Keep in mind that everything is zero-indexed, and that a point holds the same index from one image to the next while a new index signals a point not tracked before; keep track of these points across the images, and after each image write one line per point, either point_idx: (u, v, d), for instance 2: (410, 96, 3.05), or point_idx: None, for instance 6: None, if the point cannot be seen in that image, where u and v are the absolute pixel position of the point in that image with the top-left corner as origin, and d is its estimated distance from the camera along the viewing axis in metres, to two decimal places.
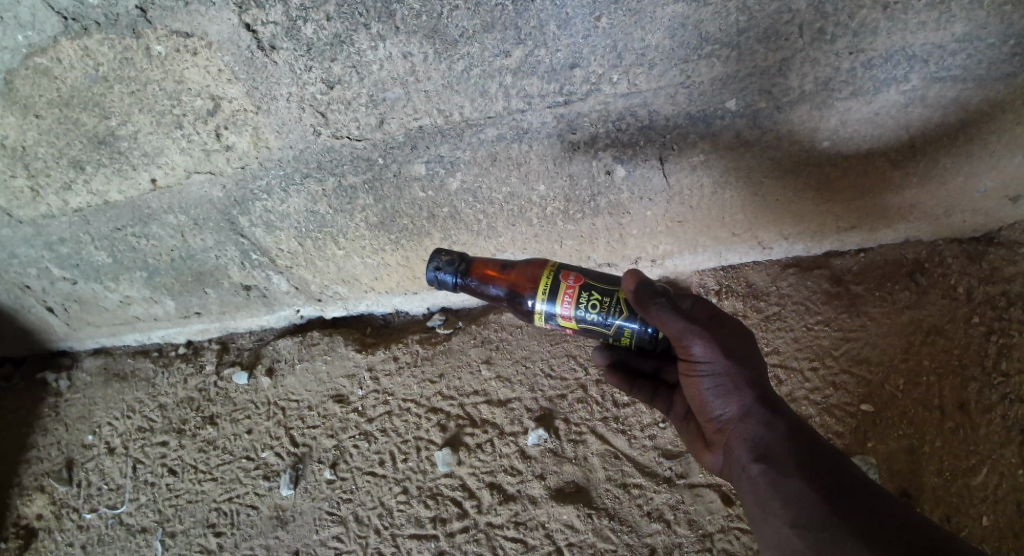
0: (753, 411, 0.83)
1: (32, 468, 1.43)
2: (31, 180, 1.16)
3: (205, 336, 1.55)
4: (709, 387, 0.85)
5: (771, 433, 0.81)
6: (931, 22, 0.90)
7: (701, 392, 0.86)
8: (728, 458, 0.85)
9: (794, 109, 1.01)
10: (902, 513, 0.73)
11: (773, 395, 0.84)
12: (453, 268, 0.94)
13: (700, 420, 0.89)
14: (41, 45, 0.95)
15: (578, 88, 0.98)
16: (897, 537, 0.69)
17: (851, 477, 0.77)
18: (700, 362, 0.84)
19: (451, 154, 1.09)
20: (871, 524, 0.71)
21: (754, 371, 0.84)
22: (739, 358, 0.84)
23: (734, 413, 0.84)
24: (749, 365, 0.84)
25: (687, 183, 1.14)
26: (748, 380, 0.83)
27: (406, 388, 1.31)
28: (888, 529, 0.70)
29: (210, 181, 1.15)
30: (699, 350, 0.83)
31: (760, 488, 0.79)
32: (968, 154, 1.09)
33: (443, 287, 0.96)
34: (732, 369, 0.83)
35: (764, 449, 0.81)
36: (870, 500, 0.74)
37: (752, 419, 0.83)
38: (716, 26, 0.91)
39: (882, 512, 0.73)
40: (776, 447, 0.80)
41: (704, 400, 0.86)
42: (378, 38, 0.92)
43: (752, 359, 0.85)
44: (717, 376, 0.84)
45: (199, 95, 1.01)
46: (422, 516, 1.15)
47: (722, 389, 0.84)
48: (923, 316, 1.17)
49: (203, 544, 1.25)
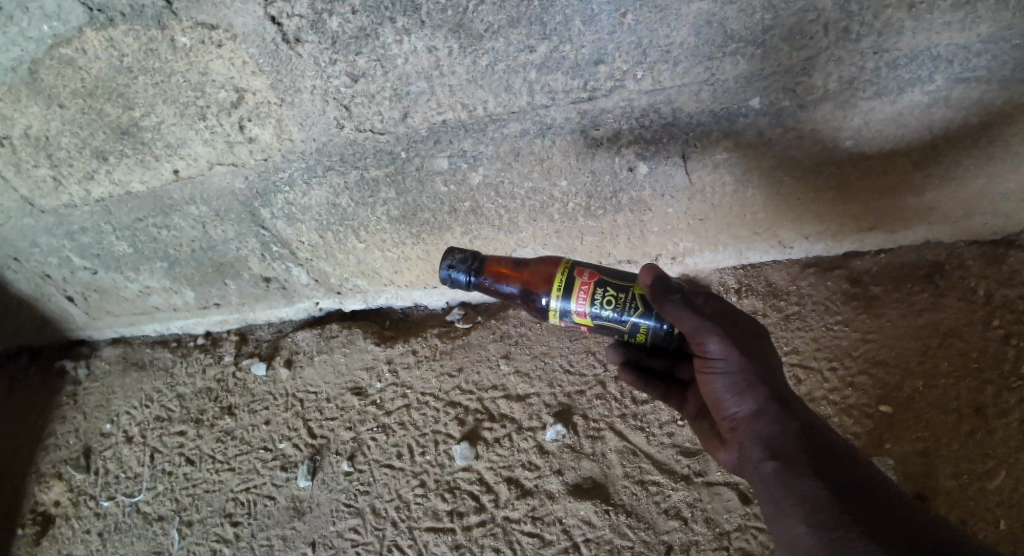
0: (767, 409, 0.81)
1: (50, 455, 1.45)
2: (53, 170, 1.17)
3: (223, 327, 1.56)
4: (723, 385, 0.82)
5: (785, 432, 0.80)
6: (956, 22, 0.90)
7: (714, 388, 0.84)
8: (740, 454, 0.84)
9: (817, 109, 1.01)
10: (910, 512, 0.73)
11: (787, 392, 0.83)
12: (467, 267, 0.94)
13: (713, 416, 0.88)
14: (66, 35, 0.96)
15: (602, 84, 0.98)
16: (907, 538, 0.70)
17: (860, 475, 0.77)
18: (714, 359, 0.82)
19: (474, 148, 1.09)
20: (881, 524, 0.71)
21: (768, 370, 0.82)
22: (754, 356, 0.81)
23: (748, 411, 0.82)
24: (763, 363, 0.82)
25: (709, 181, 1.14)
26: (763, 379, 0.81)
27: (424, 382, 1.32)
28: (897, 530, 0.71)
29: (232, 172, 1.16)
30: (714, 347, 0.81)
31: (773, 487, 0.79)
32: (989, 155, 1.08)
33: (458, 286, 0.96)
34: (747, 368, 0.81)
35: (776, 447, 0.80)
36: (878, 500, 0.75)
37: (766, 417, 0.81)
38: (741, 24, 0.90)
39: (890, 511, 0.73)
40: (788, 445, 0.79)
41: (717, 398, 0.84)
42: (403, 32, 0.92)
43: (767, 357, 0.83)
44: (732, 374, 0.82)
45: (223, 87, 1.01)
46: (440, 510, 1.16)
47: (736, 388, 0.82)
48: (941, 318, 1.16)
49: (219, 533, 1.25)
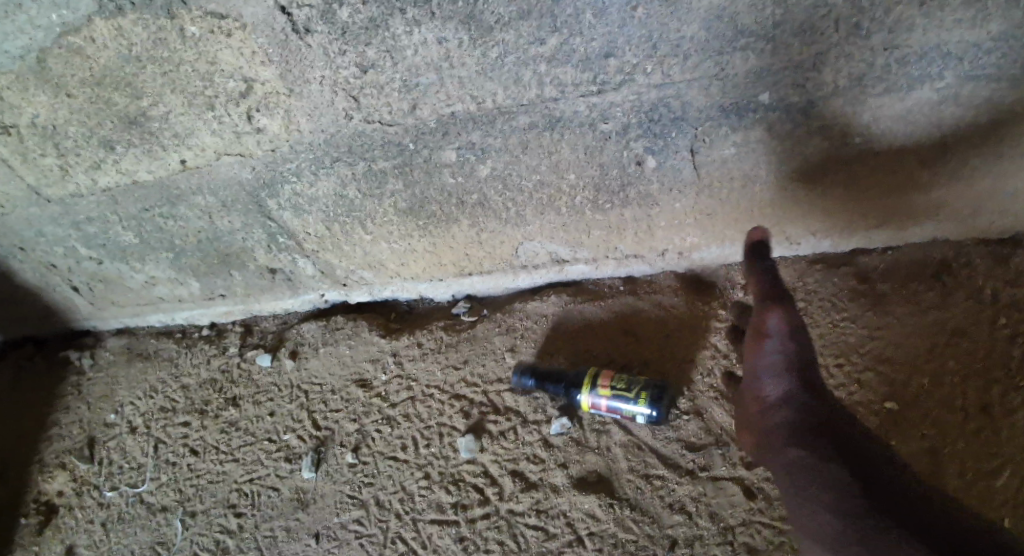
0: (799, 396, 0.94)
1: (54, 445, 1.45)
2: (60, 159, 1.17)
3: (228, 318, 1.56)
4: (769, 362, 0.98)
5: (813, 421, 0.91)
6: (967, 20, 0.90)
7: (761, 366, 0.99)
8: (769, 441, 0.94)
9: (827, 104, 1.01)
10: (914, 505, 0.78)
11: (819, 391, 0.95)
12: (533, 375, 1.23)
13: (752, 406, 1.00)
14: (75, 24, 0.95)
15: (611, 77, 0.98)
16: (911, 522, 0.73)
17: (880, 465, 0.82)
18: (765, 333, 1.01)
19: (483, 140, 1.09)
20: (889, 507, 0.76)
21: (809, 363, 0.97)
22: (802, 343, 0.98)
23: (782, 393, 0.95)
24: (807, 353, 0.98)
25: (717, 176, 1.14)
26: (800, 368, 0.96)
27: (429, 374, 1.32)
28: (905, 513, 0.75)
29: (240, 163, 1.16)
30: (770, 321, 1.01)
31: (797, 467, 0.86)
32: (999, 154, 1.07)
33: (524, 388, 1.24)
34: (793, 351, 0.97)
35: (803, 432, 0.90)
36: (885, 490, 0.79)
37: (799, 402, 0.93)
38: (752, 19, 0.90)
39: (895, 501, 0.77)
40: (815, 433, 0.89)
41: (758, 380, 0.99)
42: (414, 23, 0.92)
43: (810, 359, 0.98)
44: (779, 354, 0.98)
45: (232, 77, 1.01)
46: (444, 502, 1.16)
47: (779, 367, 0.97)
48: (949, 317, 1.16)
49: (223, 524, 1.26)
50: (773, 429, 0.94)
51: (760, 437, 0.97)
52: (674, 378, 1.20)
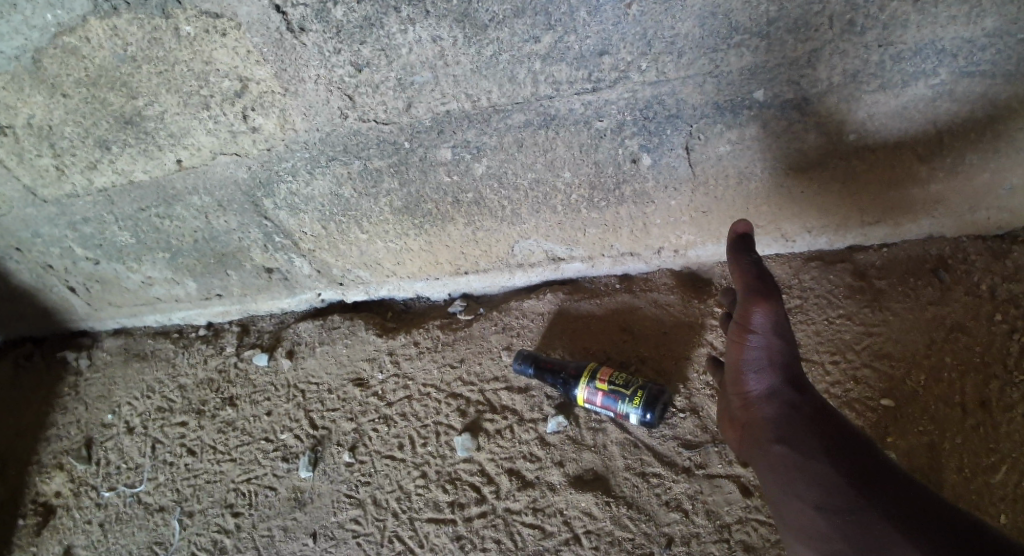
0: (784, 390, 0.94)
1: (51, 445, 1.45)
2: (56, 159, 1.17)
3: (226, 318, 1.56)
4: (752, 358, 0.96)
5: (801, 414, 0.91)
6: (962, 16, 0.90)
7: (744, 360, 0.98)
8: (755, 437, 0.94)
9: (822, 101, 1.01)
10: (911, 491, 0.77)
11: (805, 382, 0.94)
12: (533, 363, 1.24)
13: (737, 403, 0.99)
14: (69, 24, 0.95)
15: (606, 75, 0.98)
16: (909, 515, 0.74)
17: (870, 457, 0.83)
18: (750, 329, 0.96)
19: (477, 139, 1.09)
20: (886, 501, 0.76)
21: (793, 353, 0.95)
22: (783, 337, 0.95)
23: (767, 389, 0.95)
24: (791, 347, 0.95)
25: (711, 173, 1.14)
26: (783, 362, 0.95)
27: (426, 373, 1.32)
28: (905, 507, 0.75)
29: (236, 162, 1.16)
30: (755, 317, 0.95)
31: (786, 466, 0.87)
32: (995, 149, 1.07)
33: (524, 376, 1.25)
34: (777, 347, 0.95)
35: (791, 427, 0.90)
36: (881, 480, 0.80)
37: (784, 396, 0.93)
38: (746, 16, 0.90)
39: (891, 491, 0.78)
40: (805, 429, 0.89)
41: (741, 377, 0.98)
42: (408, 22, 0.92)
43: (794, 350, 0.96)
44: (763, 349, 0.96)
45: (227, 76, 1.01)
46: (441, 500, 1.16)
47: (764, 362, 0.95)
48: (946, 313, 1.16)
49: (220, 524, 1.26)
50: (759, 423, 0.94)
51: (745, 430, 0.97)
52: (670, 376, 1.20)
